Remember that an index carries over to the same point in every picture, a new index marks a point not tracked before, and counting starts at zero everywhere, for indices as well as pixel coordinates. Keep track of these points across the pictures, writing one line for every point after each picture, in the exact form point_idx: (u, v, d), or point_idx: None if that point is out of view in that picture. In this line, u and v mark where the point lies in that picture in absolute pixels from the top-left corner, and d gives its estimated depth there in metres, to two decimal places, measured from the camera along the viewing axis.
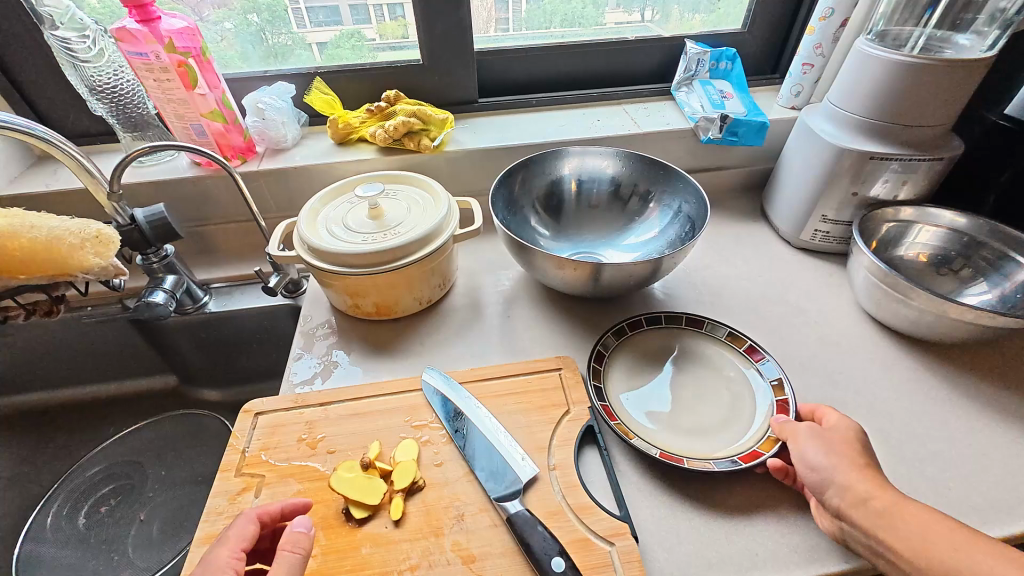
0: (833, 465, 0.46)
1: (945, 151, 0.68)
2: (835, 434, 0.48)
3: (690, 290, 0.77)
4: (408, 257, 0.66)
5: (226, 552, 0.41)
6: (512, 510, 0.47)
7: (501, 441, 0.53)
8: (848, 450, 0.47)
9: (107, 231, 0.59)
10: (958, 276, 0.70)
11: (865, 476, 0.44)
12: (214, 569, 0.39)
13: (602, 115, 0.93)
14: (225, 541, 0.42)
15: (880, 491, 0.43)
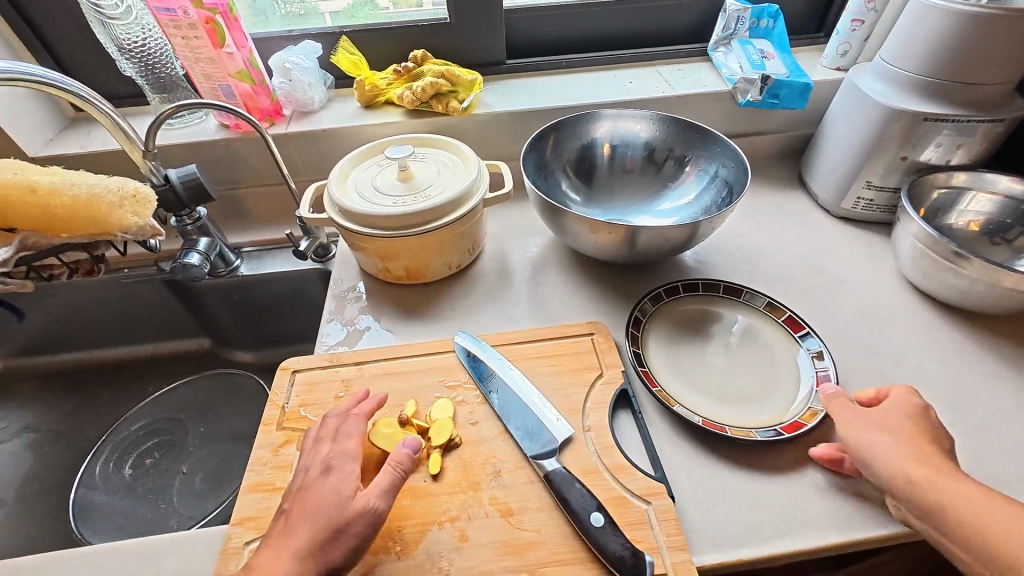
0: (882, 448, 0.45)
1: (1006, 111, 0.64)
2: (887, 413, 0.47)
3: (724, 258, 0.75)
4: (438, 221, 0.66)
5: (351, 443, 0.46)
6: (550, 468, 0.47)
7: (535, 401, 0.53)
8: (903, 432, 0.45)
9: (144, 190, 0.60)
10: (1011, 246, 0.67)
11: (917, 459, 0.43)
12: (342, 451, 0.45)
13: (635, 77, 0.89)
14: (344, 432, 0.47)
15: (933, 473, 0.42)
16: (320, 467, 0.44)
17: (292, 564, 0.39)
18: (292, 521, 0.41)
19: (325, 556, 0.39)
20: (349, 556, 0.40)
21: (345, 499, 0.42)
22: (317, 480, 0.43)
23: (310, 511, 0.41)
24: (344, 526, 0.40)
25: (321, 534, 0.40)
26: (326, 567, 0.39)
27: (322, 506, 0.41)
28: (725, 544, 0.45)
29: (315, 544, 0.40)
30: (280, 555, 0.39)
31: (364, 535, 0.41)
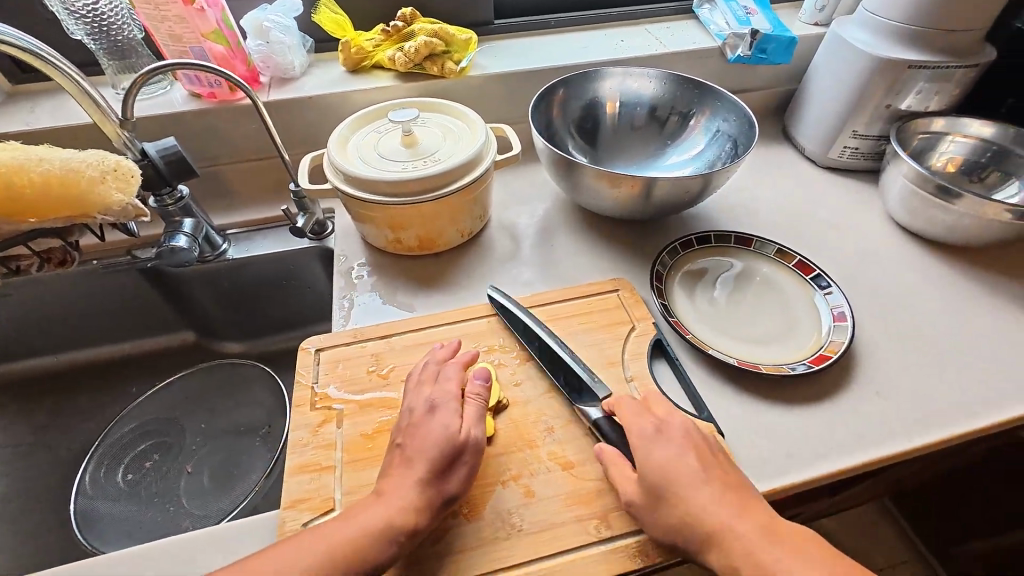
0: (665, 525, 0.40)
1: (978, 57, 0.69)
2: (644, 478, 0.42)
3: (728, 211, 0.77)
4: (450, 186, 0.63)
5: (453, 383, 0.47)
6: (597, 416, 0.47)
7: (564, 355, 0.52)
8: (675, 497, 0.41)
9: (126, 163, 0.54)
10: (984, 184, 0.73)
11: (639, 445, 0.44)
12: (445, 391, 0.46)
13: (625, 36, 0.89)
14: (443, 376, 0.48)
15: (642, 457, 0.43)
16: (425, 406, 0.45)
17: (413, 493, 0.41)
18: (406, 454, 0.43)
19: (443, 483, 0.42)
20: (463, 482, 0.42)
21: (454, 432, 0.43)
22: (423, 417, 0.45)
23: (422, 445, 0.43)
24: (458, 455, 0.43)
25: (436, 464, 0.42)
26: (444, 494, 0.41)
27: (436, 440, 0.43)
28: (774, 473, 0.48)
29: (432, 474, 0.42)
30: (404, 483, 0.41)
31: (474, 462, 0.43)
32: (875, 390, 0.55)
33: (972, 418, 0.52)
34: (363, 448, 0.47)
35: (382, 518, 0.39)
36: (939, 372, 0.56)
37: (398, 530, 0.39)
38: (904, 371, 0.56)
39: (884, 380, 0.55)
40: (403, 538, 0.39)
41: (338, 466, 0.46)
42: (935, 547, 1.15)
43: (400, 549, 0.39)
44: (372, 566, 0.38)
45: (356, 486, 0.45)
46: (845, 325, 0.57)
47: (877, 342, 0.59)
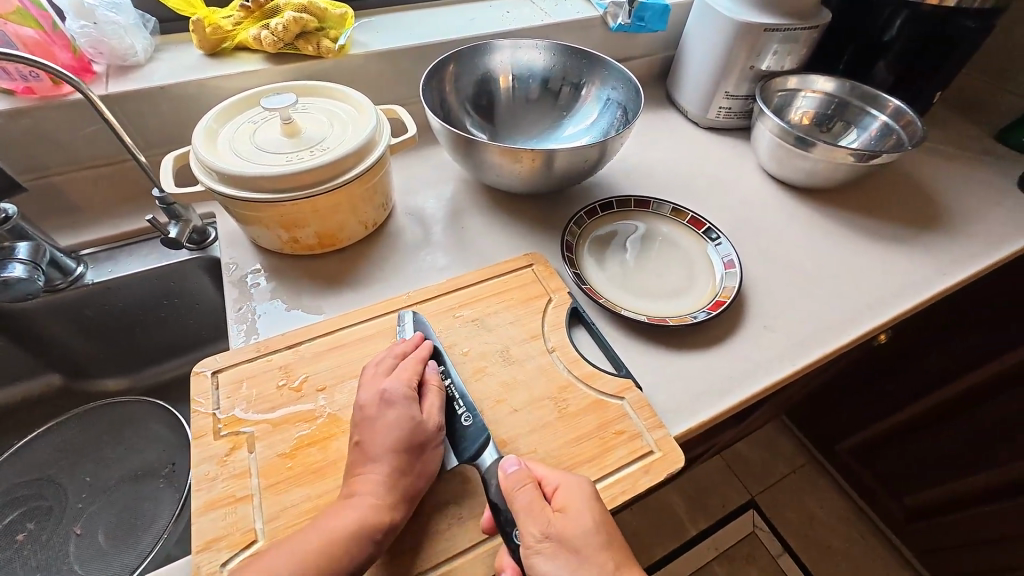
0: (571, 568, 0.38)
1: (820, 19, 0.77)
2: (569, 520, 0.40)
3: (627, 175, 0.81)
4: (345, 174, 0.58)
5: (406, 376, 0.47)
6: (484, 466, 0.44)
7: (455, 396, 0.48)
8: (592, 548, 0.39)
9: None
10: (832, 133, 0.83)
11: (556, 507, 0.41)
12: (404, 383, 0.46)
13: (511, 7, 0.87)
14: (400, 367, 0.48)
15: (562, 519, 0.40)
16: (380, 400, 0.45)
17: (383, 489, 0.41)
18: (366, 451, 0.42)
19: (415, 472, 0.42)
20: (431, 469, 0.43)
21: (417, 422, 0.44)
22: (379, 411, 0.44)
23: (385, 438, 0.43)
24: (427, 442, 0.44)
25: (401, 454, 0.42)
26: (417, 482, 0.42)
27: (404, 428, 0.43)
28: (686, 415, 0.52)
29: (403, 465, 0.42)
30: (375, 477, 0.41)
31: (438, 447, 0.44)
32: (763, 326, 0.61)
33: (840, 335, 0.61)
34: (281, 469, 0.44)
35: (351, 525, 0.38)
36: (812, 301, 0.64)
37: (372, 531, 0.39)
38: (785, 305, 0.64)
39: (769, 316, 0.62)
40: (380, 537, 0.39)
41: (255, 493, 0.42)
42: (825, 448, 1.35)
43: (379, 547, 0.39)
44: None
45: (278, 511, 0.42)
46: (734, 271, 0.63)
47: (761, 282, 0.66)
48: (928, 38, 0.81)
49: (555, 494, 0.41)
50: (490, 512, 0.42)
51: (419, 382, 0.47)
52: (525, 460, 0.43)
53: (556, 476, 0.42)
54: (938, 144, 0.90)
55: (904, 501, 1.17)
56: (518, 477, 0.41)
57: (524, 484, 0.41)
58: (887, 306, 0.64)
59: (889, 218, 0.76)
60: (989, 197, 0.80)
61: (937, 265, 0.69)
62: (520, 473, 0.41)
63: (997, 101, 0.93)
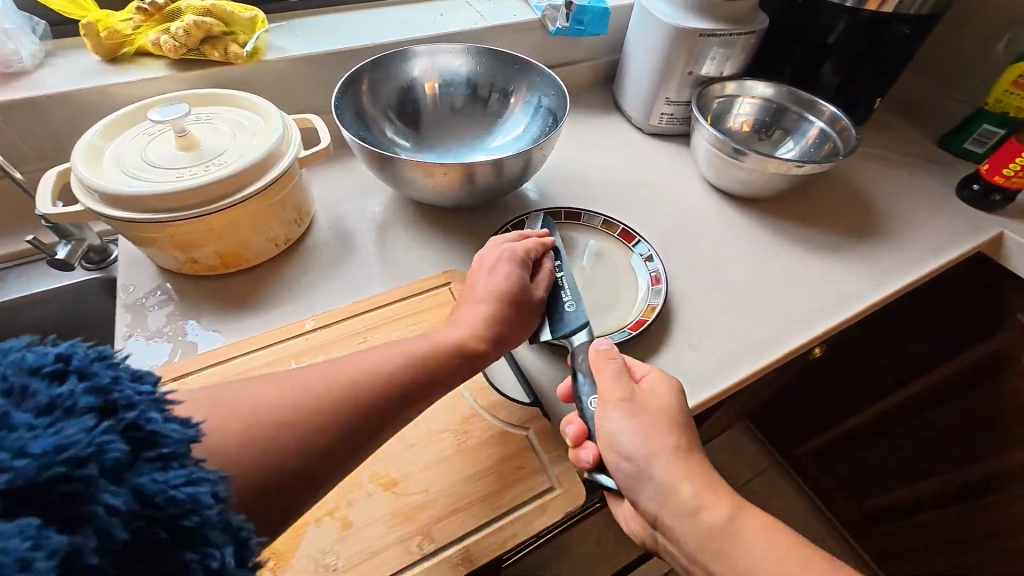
0: (642, 430, 0.43)
1: (757, 24, 0.75)
2: (653, 395, 0.45)
3: (563, 185, 0.78)
4: (247, 188, 0.55)
5: (524, 249, 0.55)
6: (576, 344, 0.51)
7: (563, 284, 0.55)
8: (664, 421, 0.43)
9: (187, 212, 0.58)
10: (771, 141, 0.82)
11: (641, 386, 0.46)
12: (520, 252, 0.54)
13: (445, 10, 0.84)
14: (526, 240, 0.56)
15: (643, 393, 0.45)
16: (501, 254, 0.53)
17: (481, 322, 0.48)
18: (478, 291, 0.51)
19: (507, 320, 0.49)
20: (527, 318, 0.50)
21: (525, 284, 0.51)
22: (495, 266, 0.52)
23: (496, 283, 0.51)
24: (524, 300, 0.50)
25: (506, 298, 0.49)
26: (511, 325, 0.49)
27: (511, 279, 0.51)
28: None
29: (504, 309, 0.49)
30: (479, 312, 0.48)
31: (535, 308, 0.51)
32: (688, 344, 0.59)
33: (768, 353, 0.59)
34: None
35: (444, 344, 0.44)
36: (741, 318, 0.62)
37: (459, 351, 0.45)
38: (714, 322, 0.62)
39: (696, 333, 0.60)
40: (469, 360, 0.45)
41: None
42: (785, 451, 1.34)
43: (464, 369, 0.45)
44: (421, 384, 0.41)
45: None
46: (660, 287, 0.61)
47: (690, 297, 0.64)
48: (867, 43, 0.80)
49: (643, 379, 0.47)
50: (573, 380, 0.49)
51: (535, 257, 0.55)
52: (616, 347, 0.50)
53: (650, 368, 0.48)
54: (881, 150, 0.88)
55: (862, 505, 1.16)
56: (606, 351, 0.48)
57: (611, 358, 0.47)
58: (817, 321, 0.62)
59: (827, 227, 0.75)
60: (929, 204, 0.79)
61: (871, 276, 0.68)
62: (607, 349, 0.48)
63: (941, 106, 0.92)
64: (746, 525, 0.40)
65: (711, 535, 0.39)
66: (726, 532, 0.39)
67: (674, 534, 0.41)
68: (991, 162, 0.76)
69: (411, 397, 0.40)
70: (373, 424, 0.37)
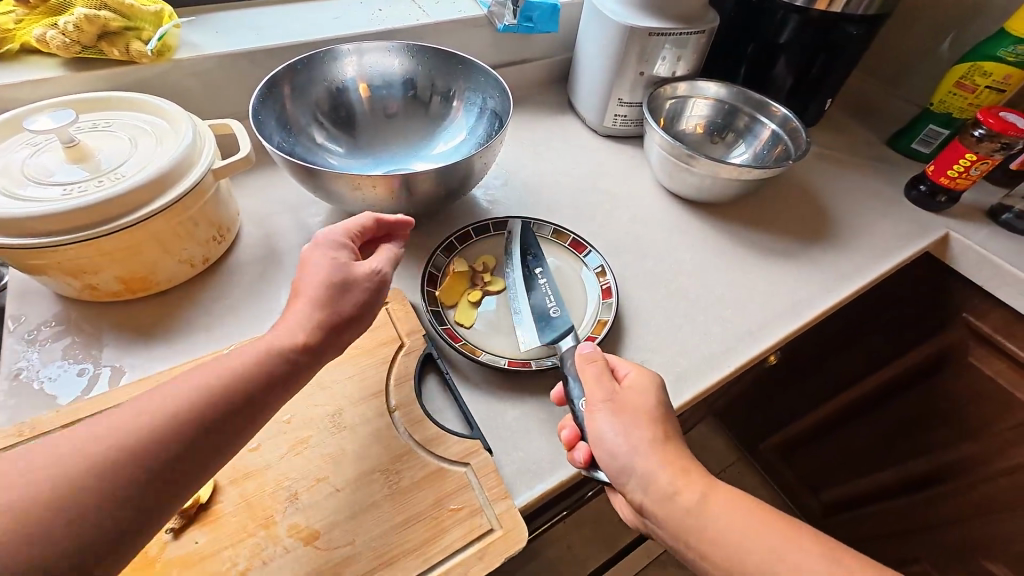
0: (622, 427, 0.41)
1: (707, 23, 0.73)
2: (636, 395, 0.43)
3: (514, 192, 0.74)
4: (145, 206, 0.49)
5: (344, 233, 0.46)
6: (562, 347, 0.52)
7: (547, 291, 0.57)
8: (646, 419, 0.41)
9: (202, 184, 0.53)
10: (724, 143, 0.80)
11: (625, 386, 0.44)
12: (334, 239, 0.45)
13: (385, 4, 0.78)
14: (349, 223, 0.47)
15: (628, 391, 0.43)
16: (316, 244, 0.44)
17: (295, 324, 0.39)
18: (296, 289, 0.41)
19: (331, 313, 0.40)
20: (362, 305, 0.41)
21: (344, 267, 0.42)
22: (309, 257, 0.43)
23: (313, 276, 0.41)
24: (351, 284, 0.42)
25: (327, 289, 0.40)
26: (337, 317, 0.40)
27: (326, 264, 0.42)
28: (543, 474, 0.46)
29: (322, 302, 0.40)
30: (290, 317, 0.39)
31: (366, 294, 0.42)
32: (640, 361, 0.56)
33: (720, 366, 0.57)
34: None
35: (244, 363, 0.36)
36: (694, 330, 0.60)
37: (268, 370, 0.36)
38: (667, 336, 0.59)
39: (647, 348, 0.58)
40: (285, 364, 0.37)
41: None
42: (750, 445, 1.35)
43: (280, 379, 0.37)
44: (222, 417, 0.34)
45: None
46: (611, 301, 0.58)
47: (642, 311, 0.62)
48: (817, 43, 0.79)
49: (626, 378, 0.45)
50: (564, 384, 0.48)
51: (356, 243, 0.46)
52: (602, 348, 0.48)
53: (640, 366, 0.46)
54: (832, 151, 0.89)
55: (822, 497, 1.18)
56: (591, 353, 0.46)
57: (594, 360, 0.45)
58: (770, 330, 0.61)
59: (779, 231, 0.74)
60: (877, 207, 0.79)
61: (822, 282, 0.67)
62: (591, 351, 0.46)
63: (889, 106, 0.93)
64: (720, 507, 0.37)
65: (686, 518, 0.37)
66: (697, 516, 0.37)
67: (653, 520, 0.39)
68: (936, 163, 0.76)
69: (211, 435, 0.33)
70: (152, 485, 0.31)
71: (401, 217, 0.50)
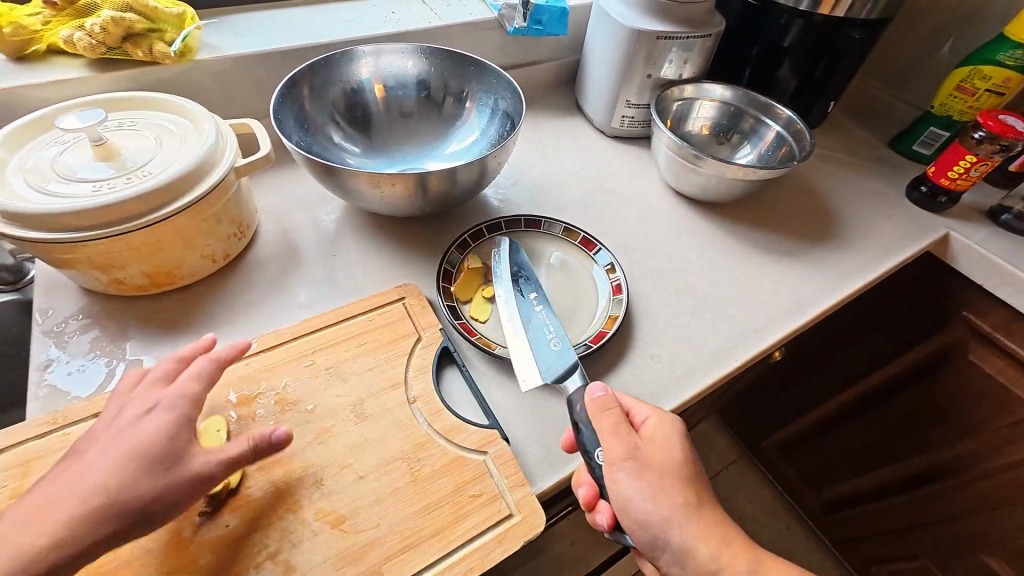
0: (650, 491, 0.41)
1: (713, 27, 0.75)
2: (658, 448, 0.43)
3: (524, 191, 0.76)
4: (172, 203, 0.50)
5: (192, 383, 0.40)
6: (573, 390, 0.49)
7: (545, 319, 0.54)
8: (672, 478, 0.42)
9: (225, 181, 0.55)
10: (730, 145, 0.82)
11: (646, 440, 0.44)
12: (181, 393, 0.39)
13: (397, 7, 0.80)
14: (196, 365, 0.41)
15: (651, 446, 0.43)
16: (151, 400, 0.39)
17: (83, 506, 0.34)
18: (94, 455, 0.36)
19: (105, 518, 0.34)
20: (187, 491, 0.36)
21: (179, 443, 0.37)
22: (136, 416, 0.38)
23: (129, 443, 0.36)
24: (178, 462, 0.36)
25: (140, 469, 0.35)
26: (149, 505, 0.35)
27: (140, 448, 0.36)
28: (558, 463, 0.47)
29: (93, 505, 0.34)
30: (51, 508, 0.34)
31: (195, 481, 0.36)
32: (649, 355, 0.58)
33: (728, 361, 0.59)
34: None
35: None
36: (702, 326, 0.62)
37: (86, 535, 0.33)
38: (675, 332, 0.61)
39: (657, 344, 0.59)
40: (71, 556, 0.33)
41: None
42: (751, 443, 1.36)
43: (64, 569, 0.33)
44: None
45: None
46: (621, 297, 0.60)
47: (651, 308, 0.63)
48: (820, 47, 0.81)
49: (645, 426, 0.45)
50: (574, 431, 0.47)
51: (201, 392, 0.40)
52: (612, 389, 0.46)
53: (659, 411, 0.46)
54: (834, 152, 0.90)
55: (822, 495, 1.19)
56: (604, 400, 0.45)
57: (609, 409, 0.44)
58: (776, 327, 0.63)
59: (784, 231, 0.76)
60: (879, 207, 0.81)
61: (826, 281, 0.69)
62: (605, 397, 0.45)
63: (890, 108, 0.95)
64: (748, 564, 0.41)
65: None
66: None
67: None
68: (937, 165, 0.78)
69: None
70: None
71: (239, 346, 0.45)
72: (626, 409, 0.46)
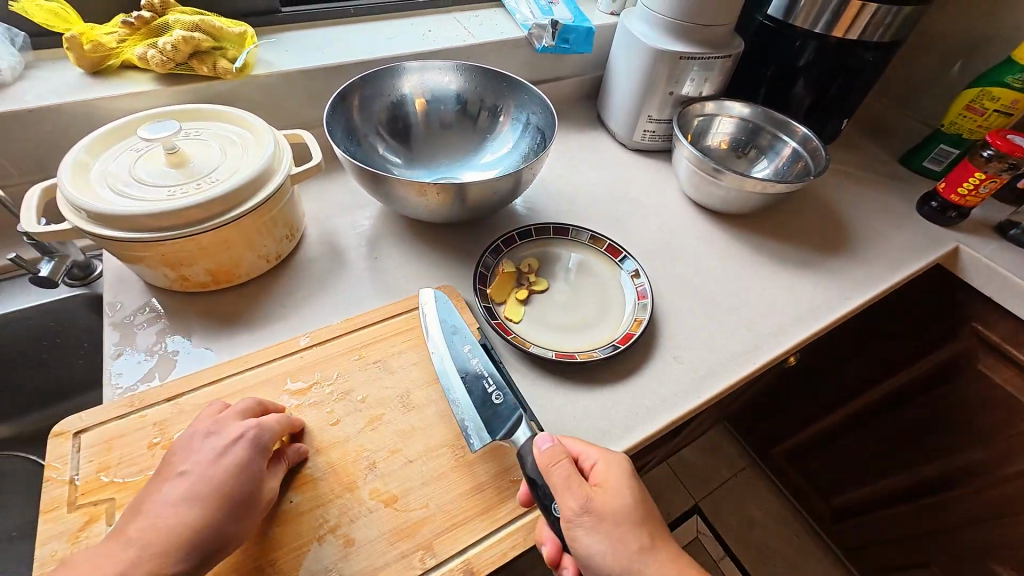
0: (609, 543, 0.42)
1: (732, 49, 0.79)
2: (609, 494, 0.43)
3: (550, 200, 0.80)
4: (237, 207, 0.54)
5: (269, 432, 0.44)
6: (520, 443, 0.47)
7: (481, 374, 0.51)
8: (626, 522, 0.43)
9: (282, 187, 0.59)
10: (747, 159, 0.86)
11: (597, 487, 0.44)
12: (263, 441, 0.43)
13: (433, 25, 0.85)
14: (273, 415, 0.45)
15: (603, 495, 0.43)
16: (238, 436, 0.43)
17: (174, 529, 0.38)
18: (185, 481, 0.40)
19: (185, 548, 0.38)
20: (243, 533, 0.40)
21: (256, 483, 0.42)
22: (227, 448, 0.42)
23: (217, 477, 0.40)
24: (250, 503, 0.41)
25: (223, 504, 0.40)
26: (218, 538, 0.39)
27: (224, 484, 0.40)
28: None
29: (180, 534, 0.38)
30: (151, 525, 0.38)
31: (250, 522, 0.41)
32: (673, 357, 0.62)
33: (746, 363, 0.62)
34: None
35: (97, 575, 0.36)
36: (721, 331, 0.65)
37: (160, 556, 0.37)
38: (696, 336, 0.64)
39: (679, 346, 0.63)
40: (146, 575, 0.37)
41: None
42: (760, 451, 1.38)
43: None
44: None
45: None
46: (646, 302, 0.64)
47: (672, 312, 0.67)
48: (833, 67, 0.85)
49: (594, 471, 0.45)
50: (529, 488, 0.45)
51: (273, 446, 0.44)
52: (558, 437, 0.46)
53: (608, 454, 0.46)
54: (847, 167, 0.94)
55: (832, 503, 1.21)
56: (553, 452, 0.44)
57: (561, 460, 0.43)
58: (790, 333, 0.66)
59: (799, 242, 0.79)
60: (892, 221, 0.84)
61: (839, 290, 0.72)
62: (553, 449, 0.44)
63: (902, 125, 0.98)
64: None
65: None
66: None
67: None
68: (947, 182, 0.81)
69: None
70: None
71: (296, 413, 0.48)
72: (574, 455, 0.46)
